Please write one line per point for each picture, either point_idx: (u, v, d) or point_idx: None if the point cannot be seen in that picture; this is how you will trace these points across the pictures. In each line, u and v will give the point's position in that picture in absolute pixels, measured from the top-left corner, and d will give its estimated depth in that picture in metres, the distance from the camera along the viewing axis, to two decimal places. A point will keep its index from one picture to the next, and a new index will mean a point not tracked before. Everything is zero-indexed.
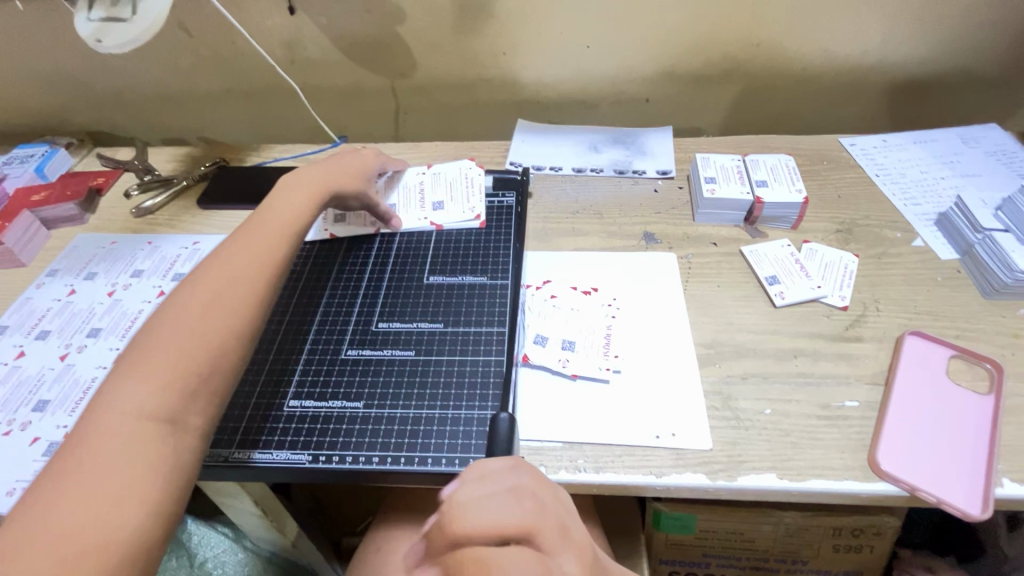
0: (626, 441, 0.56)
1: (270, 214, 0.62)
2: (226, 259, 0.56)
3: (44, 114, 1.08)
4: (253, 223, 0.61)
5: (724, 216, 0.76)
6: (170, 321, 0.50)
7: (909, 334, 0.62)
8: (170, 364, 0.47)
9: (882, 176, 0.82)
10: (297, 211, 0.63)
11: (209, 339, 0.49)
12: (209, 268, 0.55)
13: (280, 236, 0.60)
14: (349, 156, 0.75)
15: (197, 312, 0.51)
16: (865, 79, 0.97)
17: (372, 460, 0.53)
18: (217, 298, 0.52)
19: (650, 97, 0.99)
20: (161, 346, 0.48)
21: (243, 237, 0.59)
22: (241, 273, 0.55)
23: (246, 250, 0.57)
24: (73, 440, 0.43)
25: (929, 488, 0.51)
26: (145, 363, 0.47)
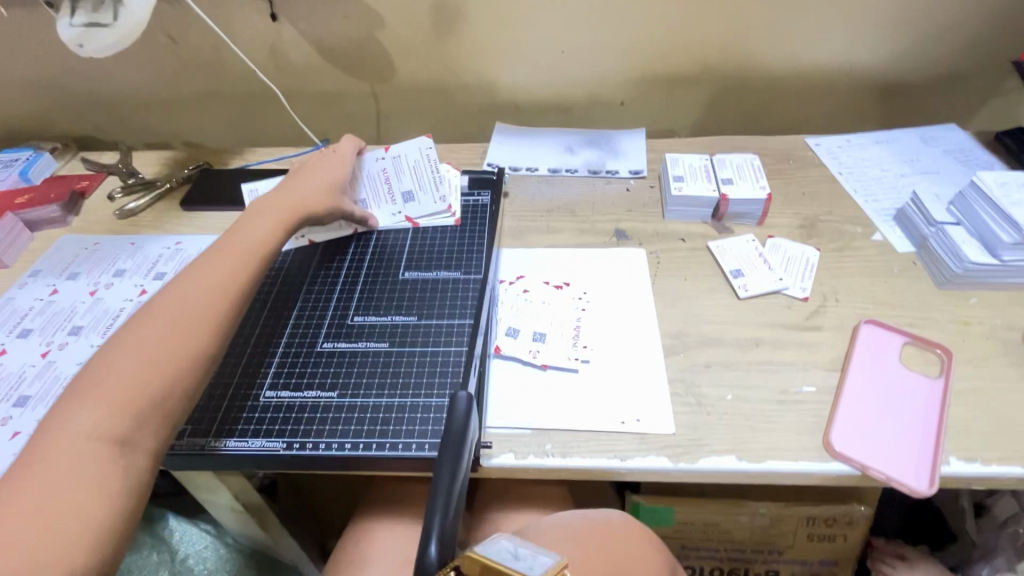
0: (593, 427, 0.58)
1: (237, 233, 0.62)
2: (188, 280, 0.56)
3: (29, 120, 1.09)
4: (223, 242, 0.61)
5: (692, 213, 0.79)
6: (127, 346, 0.50)
7: (864, 323, 0.65)
8: (120, 393, 0.47)
9: (845, 174, 0.86)
10: (266, 229, 0.63)
11: (162, 367, 0.49)
12: (175, 289, 0.55)
13: (244, 255, 0.60)
14: (317, 161, 0.75)
15: (155, 336, 0.51)
16: (829, 82, 1.00)
17: (346, 446, 0.55)
18: (175, 322, 0.52)
19: (624, 100, 1.02)
20: (116, 370, 0.48)
21: (213, 255, 0.59)
22: (199, 296, 0.54)
23: (208, 272, 0.57)
24: (22, 461, 0.43)
25: (879, 467, 0.53)
26: (97, 390, 0.47)
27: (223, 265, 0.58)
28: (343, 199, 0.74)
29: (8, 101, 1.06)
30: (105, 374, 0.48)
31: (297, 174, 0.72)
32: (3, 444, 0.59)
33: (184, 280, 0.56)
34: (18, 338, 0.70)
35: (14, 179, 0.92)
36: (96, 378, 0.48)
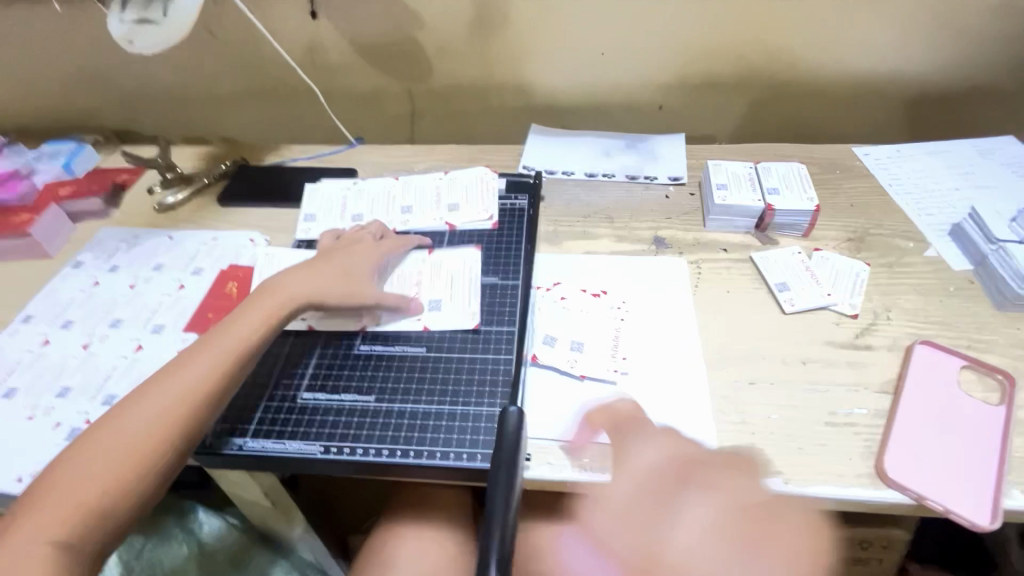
0: (633, 442, 0.56)
1: (250, 311, 0.59)
2: (193, 356, 0.54)
3: (72, 112, 1.11)
4: (248, 304, 0.60)
5: (735, 222, 0.77)
6: (114, 421, 0.50)
7: (919, 344, 0.62)
8: (97, 468, 0.47)
9: (896, 186, 0.82)
10: (279, 308, 0.60)
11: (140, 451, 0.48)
12: (191, 354, 0.55)
13: (251, 335, 0.57)
14: (364, 246, 0.70)
15: (142, 416, 0.50)
16: (879, 90, 0.97)
17: (393, 453, 0.55)
18: (163, 406, 0.51)
19: (663, 104, 1.00)
20: (115, 435, 0.49)
21: (234, 317, 0.59)
22: (195, 378, 0.53)
23: (214, 350, 0.55)
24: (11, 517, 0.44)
25: (937, 497, 0.51)
26: (81, 455, 0.48)
27: (228, 345, 0.56)
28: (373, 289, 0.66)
29: (52, 93, 1.08)
30: (94, 440, 0.49)
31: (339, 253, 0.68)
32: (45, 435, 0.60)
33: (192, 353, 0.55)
34: (60, 329, 0.71)
35: (58, 171, 0.94)
36: (83, 444, 0.49)
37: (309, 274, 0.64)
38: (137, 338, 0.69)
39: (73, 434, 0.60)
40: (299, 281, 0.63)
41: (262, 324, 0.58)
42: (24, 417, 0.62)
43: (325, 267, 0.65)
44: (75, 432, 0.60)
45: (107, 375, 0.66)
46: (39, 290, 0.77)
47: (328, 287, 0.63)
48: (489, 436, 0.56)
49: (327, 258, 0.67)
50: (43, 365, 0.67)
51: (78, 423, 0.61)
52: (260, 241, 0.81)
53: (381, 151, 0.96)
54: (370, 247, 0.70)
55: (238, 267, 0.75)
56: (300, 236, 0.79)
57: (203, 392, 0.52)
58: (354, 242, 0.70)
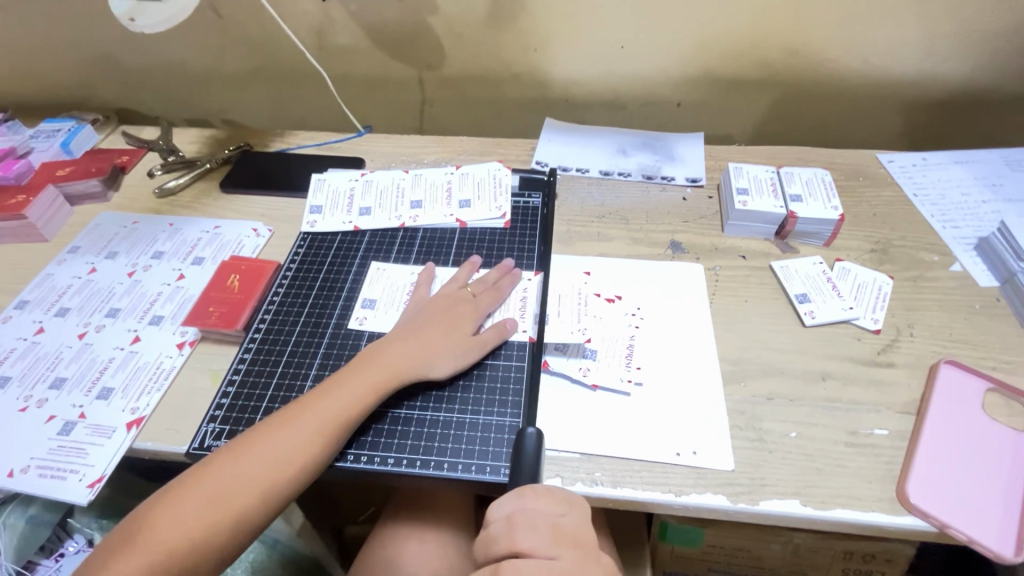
0: (645, 457, 0.54)
1: (313, 415, 0.53)
2: (246, 461, 0.50)
3: (71, 89, 1.08)
4: (365, 354, 0.58)
5: (754, 228, 0.74)
6: (164, 514, 0.47)
7: (944, 363, 0.60)
8: (141, 573, 0.45)
9: (920, 196, 0.80)
10: (342, 416, 0.53)
11: (179, 562, 0.46)
12: (310, 405, 0.54)
13: (351, 411, 0.54)
14: (461, 308, 0.63)
15: (187, 525, 0.47)
16: (905, 94, 0.94)
17: (401, 462, 0.54)
18: (208, 520, 0.48)
19: (682, 101, 0.97)
20: (233, 478, 0.49)
21: (353, 370, 0.56)
22: (246, 494, 0.49)
23: (268, 458, 0.50)
24: (136, 526, 0.48)
25: (959, 526, 0.49)
26: (128, 554, 0.46)
27: (284, 457, 0.50)
28: (473, 326, 0.62)
29: (51, 68, 1.05)
30: (140, 538, 0.46)
31: (430, 323, 0.61)
32: (38, 428, 0.58)
33: (247, 449, 0.51)
34: (56, 317, 0.69)
35: (56, 151, 0.91)
36: (132, 537, 0.47)
37: (381, 369, 0.56)
38: (135, 330, 0.67)
39: (67, 429, 0.58)
40: (428, 327, 0.60)
41: (322, 438, 0.52)
42: (17, 409, 0.60)
43: (401, 353, 0.58)
44: (70, 427, 0.58)
45: (103, 367, 0.63)
46: (34, 275, 0.74)
47: (432, 359, 0.58)
48: (499, 448, 0.55)
49: (431, 322, 0.61)
50: (36, 354, 0.65)
51: (72, 417, 0.59)
52: (263, 231, 0.78)
53: (389, 141, 0.93)
54: (467, 310, 0.63)
55: (239, 258, 0.73)
56: (305, 228, 0.77)
57: (245, 510, 0.49)
58: (450, 301, 0.63)
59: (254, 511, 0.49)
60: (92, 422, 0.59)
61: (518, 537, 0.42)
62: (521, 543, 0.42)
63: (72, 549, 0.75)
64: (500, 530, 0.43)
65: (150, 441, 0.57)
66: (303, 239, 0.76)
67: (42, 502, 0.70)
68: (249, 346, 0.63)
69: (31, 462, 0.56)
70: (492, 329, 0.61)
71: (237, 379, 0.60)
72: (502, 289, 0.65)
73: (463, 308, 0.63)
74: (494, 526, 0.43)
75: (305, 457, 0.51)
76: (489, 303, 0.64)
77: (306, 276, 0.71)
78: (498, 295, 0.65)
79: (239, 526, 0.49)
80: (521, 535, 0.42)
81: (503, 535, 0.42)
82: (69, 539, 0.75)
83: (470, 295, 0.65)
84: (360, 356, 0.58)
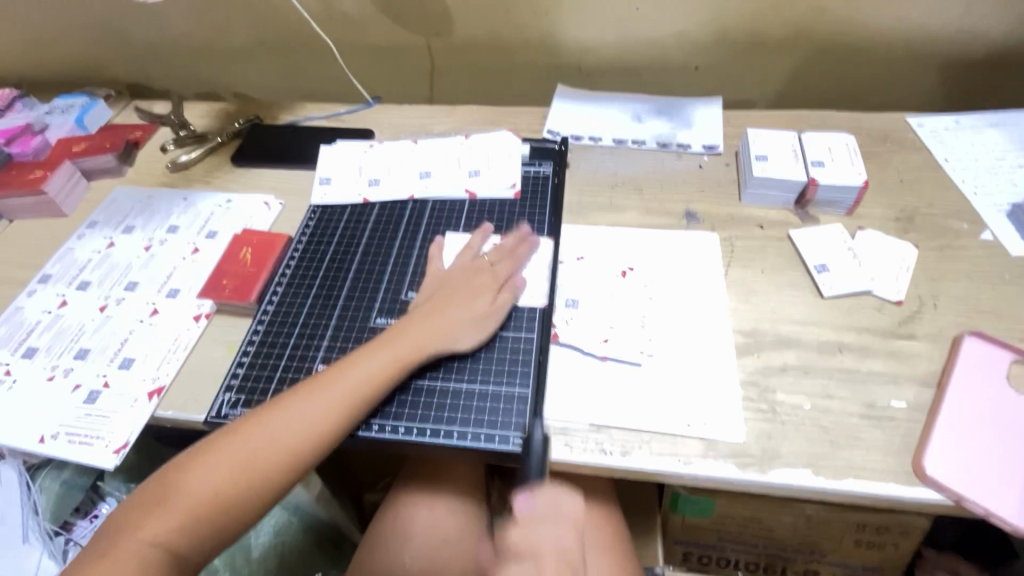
0: (656, 427, 0.54)
1: (338, 386, 0.53)
2: (274, 427, 0.51)
3: (83, 64, 1.08)
4: (400, 326, 0.58)
5: (773, 196, 0.72)
6: (195, 473, 0.49)
7: (968, 335, 0.58)
8: (172, 530, 0.47)
9: (952, 161, 0.76)
10: (367, 389, 0.54)
11: (205, 525, 0.48)
12: (341, 374, 0.54)
13: (384, 380, 0.55)
14: (485, 277, 0.63)
15: (212, 491, 0.48)
16: (937, 54, 0.89)
17: (411, 431, 0.55)
18: (235, 487, 0.49)
19: (700, 65, 0.93)
20: (266, 440, 0.50)
21: (383, 342, 0.57)
22: (275, 457, 0.50)
23: (291, 426, 0.51)
24: (171, 475, 0.50)
25: (977, 499, 0.48)
26: (159, 512, 0.47)
27: (307, 425, 0.51)
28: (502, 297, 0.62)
29: (63, 43, 1.05)
30: (170, 497, 0.48)
31: (452, 293, 0.61)
32: (66, 396, 0.61)
33: (270, 416, 0.52)
34: (77, 290, 0.71)
35: (71, 127, 0.92)
36: (165, 494, 0.48)
37: (406, 341, 0.57)
38: (154, 302, 0.68)
39: (92, 397, 0.60)
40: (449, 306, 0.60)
41: (344, 409, 0.52)
42: (44, 378, 0.62)
43: (427, 325, 0.58)
44: (95, 395, 0.60)
45: (124, 339, 0.65)
46: (56, 249, 0.76)
47: (455, 331, 0.58)
48: (508, 418, 0.55)
49: (455, 292, 0.61)
50: (61, 326, 0.67)
51: (96, 386, 0.61)
52: (275, 204, 0.78)
53: (398, 112, 0.91)
54: (489, 280, 0.62)
55: (251, 231, 0.73)
56: (315, 199, 0.77)
57: (270, 477, 0.50)
58: (471, 271, 0.64)
59: (277, 477, 0.50)
60: (115, 391, 0.61)
61: (562, 530, 0.51)
62: (556, 534, 0.50)
63: (105, 510, 0.79)
64: (544, 519, 0.51)
65: (172, 410, 0.58)
66: (313, 211, 0.76)
67: (74, 467, 0.74)
68: (262, 318, 0.64)
69: (60, 428, 0.58)
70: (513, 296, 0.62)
71: (252, 350, 0.62)
72: (519, 254, 0.65)
73: (486, 277, 0.63)
74: (541, 513, 0.51)
75: (329, 428, 0.52)
76: (509, 270, 0.64)
77: (317, 248, 0.71)
78: (517, 262, 0.65)
79: (267, 490, 0.50)
80: (560, 529, 0.51)
81: (548, 528, 0.50)
82: (101, 501, 0.79)
83: (488, 264, 0.64)
84: (393, 327, 0.58)
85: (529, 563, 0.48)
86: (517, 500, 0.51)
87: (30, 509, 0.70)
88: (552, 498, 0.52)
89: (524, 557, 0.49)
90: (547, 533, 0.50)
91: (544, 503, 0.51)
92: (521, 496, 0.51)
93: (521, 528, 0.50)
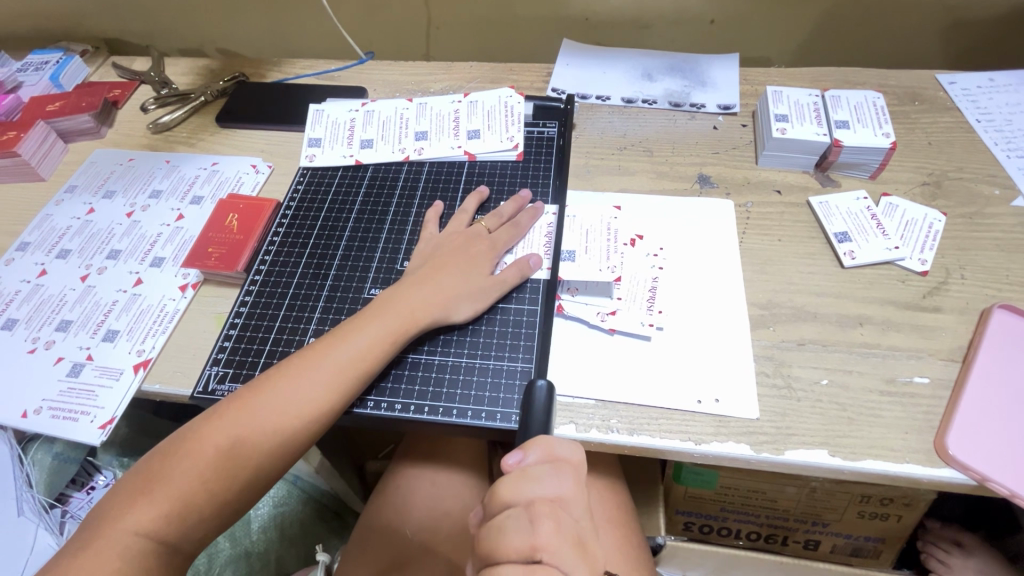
0: (665, 404, 0.51)
1: (325, 361, 0.50)
2: (261, 404, 0.48)
3: (57, 18, 1.01)
4: (390, 294, 0.55)
5: (792, 159, 0.67)
6: (180, 458, 0.46)
7: (998, 308, 0.54)
8: (160, 517, 0.44)
9: (984, 122, 0.71)
10: (358, 363, 0.51)
11: (195, 509, 0.45)
12: (333, 348, 0.51)
13: (374, 352, 0.52)
14: (479, 245, 0.59)
15: (201, 472, 0.45)
16: (972, 6, 0.82)
17: (409, 408, 0.53)
18: (227, 467, 0.46)
19: (716, 18, 0.87)
20: (261, 416, 0.48)
21: (377, 311, 0.54)
22: (272, 434, 0.48)
23: (281, 404, 0.48)
24: (159, 457, 0.46)
25: (1002, 479, 0.46)
26: (145, 496, 0.44)
27: (297, 401, 0.49)
28: (489, 269, 0.58)
29: None
30: (157, 481, 0.45)
31: (445, 261, 0.57)
32: (48, 370, 0.58)
33: (257, 395, 0.49)
34: (57, 259, 0.67)
35: (46, 85, 0.86)
36: (150, 480, 0.45)
37: (394, 313, 0.54)
38: (137, 271, 0.65)
39: (76, 371, 0.58)
40: (443, 275, 0.56)
41: (336, 384, 0.50)
42: (25, 351, 0.60)
43: (418, 296, 0.55)
44: (78, 369, 0.58)
45: (107, 310, 0.62)
46: (33, 215, 0.72)
47: (449, 298, 0.55)
48: (510, 394, 0.53)
49: (486, 277, 0.57)
50: (40, 297, 0.64)
51: (79, 359, 0.58)
52: (264, 167, 0.74)
53: (393, 68, 0.86)
54: (484, 247, 0.59)
55: (237, 196, 0.69)
56: (304, 162, 0.72)
57: (262, 457, 0.47)
58: (467, 238, 0.60)
59: (267, 457, 0.47)
60: (100, 364, 0.58)
61: (563, 480, 0.39)
62: (559, 487, 0.38)
63: (101, 483, 0.78)
64: (543, 470, 0.39)
65: (159, 384, 0.56)
66: (303, 175, 0.71)
67: (65, 440, 0.72)
68: (250, 288, 0.61)
69: (43, 403, 0.56)
70: (513, 266, 0.58)
71: (240, 323, 0.59)
72: (522, 224, 0.61)
73: (481, 245, 0.59)
74: (537, 468, 0.39)
75: (322, 404, 0.49)
76: (507, 239, 0.60)
77: (307, 214, 0.67)
78: (519, 230, 0.61)
79: (256, 470, 0.47)
80: (562, 480, 0.39)
81: (546, 479, 0.38)
82: (97, 474, 0.78)
83: (487, 232, 0.61)
84: (380, 296, 0.55)
85: (522, 521, 0.36)
86: (506, 457, 0.40)
87: (23, 483, 0.69)
88: (548, 448, 0.41)
89: (514, 515, 0.37)
90: (546, 483, 0.38)
91: (539, 453, 0.41)
92: (511, 453, 0.40)
93: (509, 489, 0.38)
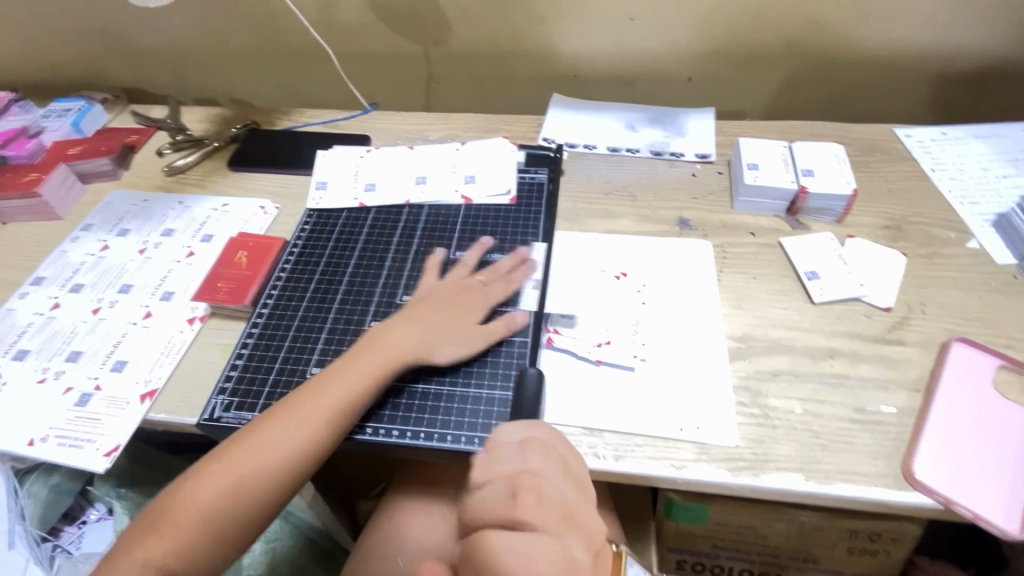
0: (648, 431, 0.54)
1: (318, 396, 0.53)
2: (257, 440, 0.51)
3: (80, 69, 1.08)
4: (381, 331, 0.58)
5: (764, 204, 0.73)
6: (185, 495, 0.49)
7: (955, 342, 0.59)
8: (169, 548, 0.47)
9: (939, 171, 0.78)
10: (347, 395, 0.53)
11: (199, 540, 0.48)
12: (326, 383, 0.54)
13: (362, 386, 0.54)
14: (471, 296, 0.62)
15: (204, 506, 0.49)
16: (924, 67, 0.91)
17: (406, 434, 0.55)
18: (225, 501, 0.49)
19: (693, 76, 0.95)
20: (257, 451, 0.50)
21: (368, 348, 0.57)
22: (266, 467, 0.50)
23: (275, 439, 0.51)
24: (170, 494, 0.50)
25: (966, 503, 0.49)
26: (154, 532, 0.48)
27: (293, 436, 0.51)
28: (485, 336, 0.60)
29: (62, 48, 1.05)
30: (165, 517, 0.48)
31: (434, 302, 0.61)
32: (56, 399, 0.60)
33: (255, 430, 0.52)
34: (70, 293, 0.71)
35: (67, 131, 0.92)
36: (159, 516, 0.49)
37: (383, 348, 0.57)
38: (147, 305, 0.68)
39: (84, 400, 0.60)
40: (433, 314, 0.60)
41: (325, 419, 0.52)
42: (35, 381, 0.62)
43: (401, 336, 0.58)
44: (86, 398, 0.60)
45: (117, 341, 0.65)
46: (49, 252, 0.76)
47: (436, 339, 0.58)
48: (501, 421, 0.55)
49: (476, 329, 0.59)
50: (53, 329, 0.67)
51: (88, 389, 0.61)
52: (271, 208, 0.79)
53: (396, 118, 0.92)
54: (476, 299, 0.62)
55: (246, 234, 0.73)
56: (311, 204, 0.77)
57: (260, 489, 0.50)
58: (461, 287, 0.63)
59: (262, 490, 0.50)
60: (107, 394, 0.60)
61: None
62: None
63: (93, 517, 0.79)
64: None
65: (164, 413, 0.58)
66: (309, 215, 0.76)
67: (63, 471, 0.73)
68: (256, 321, 0.64)
69: (50, 431, 0.58)
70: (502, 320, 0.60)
71: (246, 353, 0.62)
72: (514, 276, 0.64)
73: (473, 296, 0.62)
74: None
75: (314, 436, 0.52)
76: (499, 294, 0.63)
77: (312, 251, 0.71)
78: (509, 285, 0.64)
79: (257, 503, 0.50)
80: None
81: None
82: (90, 507, 0.80)
83: (482, 284, 0.63)
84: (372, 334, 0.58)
85: None
86: None
87: (16, 516, 0.67)
88: None
89: None
90: None
91: None
92: None
93: None
